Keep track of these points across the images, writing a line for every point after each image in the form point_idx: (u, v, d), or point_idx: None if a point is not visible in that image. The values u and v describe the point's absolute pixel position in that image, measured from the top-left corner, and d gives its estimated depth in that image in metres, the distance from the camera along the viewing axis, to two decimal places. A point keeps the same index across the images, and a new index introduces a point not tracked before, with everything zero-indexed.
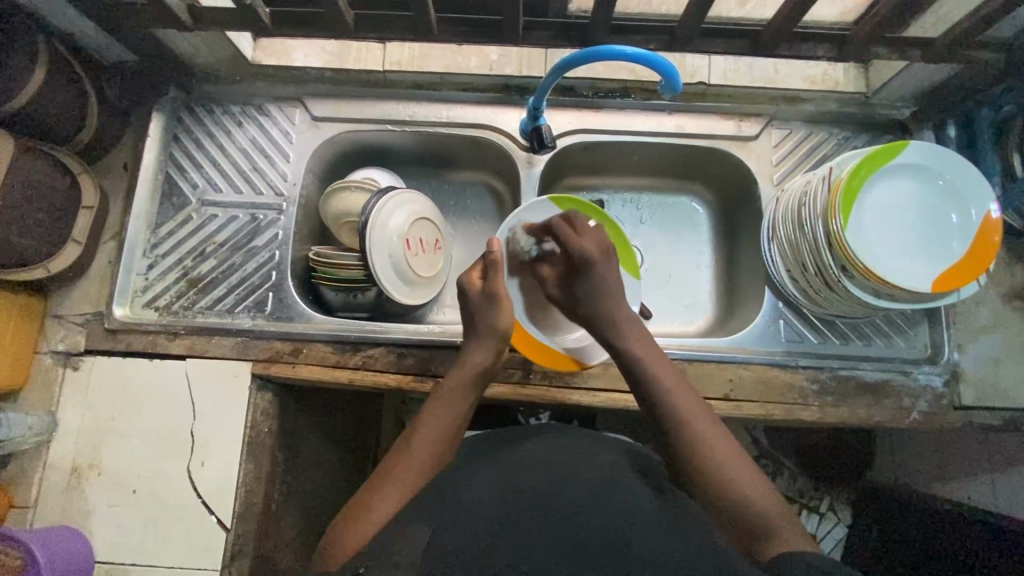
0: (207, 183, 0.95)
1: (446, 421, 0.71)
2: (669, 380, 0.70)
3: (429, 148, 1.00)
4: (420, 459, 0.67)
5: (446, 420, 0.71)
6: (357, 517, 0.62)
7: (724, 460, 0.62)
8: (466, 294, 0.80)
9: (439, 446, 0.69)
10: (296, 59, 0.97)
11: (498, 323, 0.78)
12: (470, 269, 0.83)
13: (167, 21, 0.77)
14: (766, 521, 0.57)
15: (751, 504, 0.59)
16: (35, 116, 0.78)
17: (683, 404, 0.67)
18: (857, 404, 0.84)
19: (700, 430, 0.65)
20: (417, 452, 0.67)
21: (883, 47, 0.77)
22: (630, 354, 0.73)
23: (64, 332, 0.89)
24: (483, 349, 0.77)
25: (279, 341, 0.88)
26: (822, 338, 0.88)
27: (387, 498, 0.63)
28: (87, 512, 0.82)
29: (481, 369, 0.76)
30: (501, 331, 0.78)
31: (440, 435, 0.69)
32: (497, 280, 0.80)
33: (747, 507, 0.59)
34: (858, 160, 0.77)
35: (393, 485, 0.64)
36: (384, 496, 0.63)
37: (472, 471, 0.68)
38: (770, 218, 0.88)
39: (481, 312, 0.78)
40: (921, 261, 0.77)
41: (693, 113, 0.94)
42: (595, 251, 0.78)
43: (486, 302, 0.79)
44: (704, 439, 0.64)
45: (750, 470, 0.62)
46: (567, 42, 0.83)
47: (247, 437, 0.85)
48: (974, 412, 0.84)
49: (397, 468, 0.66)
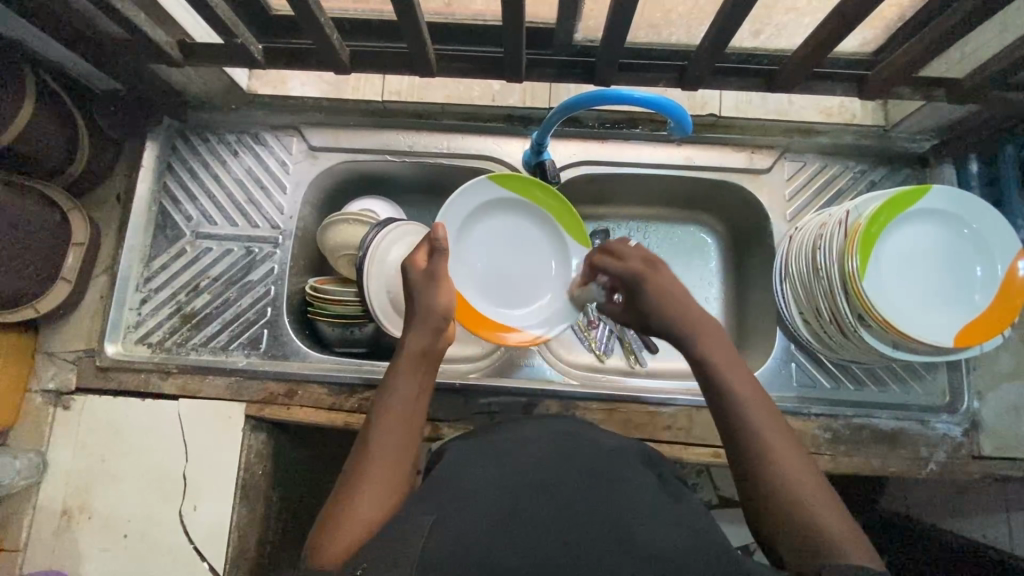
0: (202, 215, 0.92)
1: (403, 414, 0.63)
2: (730, 367, 0.61)
3: (428, 178, 0.97)
4: (389, 458, 0.60)
5: (404, 413, 0.63)
6: (334, 531, 0.54)
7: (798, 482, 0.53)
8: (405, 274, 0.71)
9: (406, 442, 0.62)
10: (293, 88, 0.93)
11: (433, 303, 0.69)
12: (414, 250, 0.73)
13: (156, 56, 0.75)
14: (827, 542, 0.49)
15: (812, 523, 0.50)
16: (21, 152, 0.76)
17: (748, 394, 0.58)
18: (871, 453, 0.82)
19: (772, 447, 0.55)
20: (380, 453, 0.60)
21: (906, 87, 0.73)
22: (706, 359, 0.61)
23: (55, 369, 0.87)
24: (423, 328, 0.68)
25: (274, 382, 0.86)
26: (835, 384, 0.85)
27: (363, 504, 0.55)
28: (76, 557, 0.81)
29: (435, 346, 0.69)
30: (437, 311, 0.68)
31: (404, 429, 0.62)
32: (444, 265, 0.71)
33: (812, 531, 0.50)
34: (878, 205, 0.73)
35: (368, 489, 0.57)
36: (360, 501, 0.56)
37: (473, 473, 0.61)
38: (782, 257, 0.84)
39: (420, 290, 0.69)
40: (942, 313, 0.74)
41: (703, 145, 0.90)
42: (644, 267, 0.68)
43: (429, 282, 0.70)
44: (777, 461, 0.54)
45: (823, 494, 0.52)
46: (572, 78, 0.80)
47: (240, 480, 0.82)
48: (995, 463, 0.81)
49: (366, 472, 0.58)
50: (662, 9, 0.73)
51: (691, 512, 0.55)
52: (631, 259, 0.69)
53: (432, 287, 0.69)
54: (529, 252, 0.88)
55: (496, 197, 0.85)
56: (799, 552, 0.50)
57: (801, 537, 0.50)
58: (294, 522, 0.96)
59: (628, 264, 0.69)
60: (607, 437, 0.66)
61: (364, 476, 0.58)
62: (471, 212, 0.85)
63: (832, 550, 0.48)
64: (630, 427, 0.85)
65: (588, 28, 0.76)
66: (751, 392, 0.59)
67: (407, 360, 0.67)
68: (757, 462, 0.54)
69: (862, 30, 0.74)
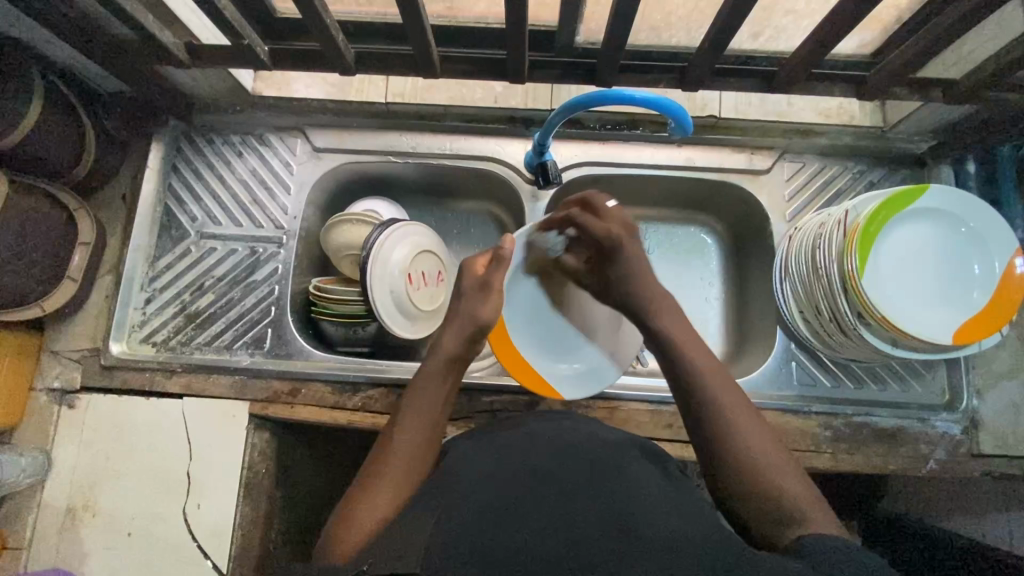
0: (206, 215, 0.93)
1: (426, 413, 0.64)
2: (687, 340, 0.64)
3: (431, 179, 0.98)
4: (408, 455, 0.61)
5: (428, 412, 0.64)
6: (348, 521, 0.55)
7: (763, 451, 0.55)
8: (462, 276, 0.75)
9: (427, 442, 0.63)
10: (297, 89, 0.94)
11: (479, 313, 0.71)
12: (476, 256, 0.77)
13: (164, 58, 0.76)
14: (792, 508, 0.51)
15: (774, 489, 0.52)
16: (28, 152, 0.77)
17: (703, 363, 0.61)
18: (871, 451, 0.82)
19: (736, 417, 0.57)
20: (400, 450, 0.61)
21: (903, 88, 0.74)
22: (665, 335, 0.64)
23: (60, 368, 0.87)
24: (458, 332, 0.70)
25: (277, 380, 0.87)
26: (835, 382, 0.86)
27: (378, 499, 0.57)
28: (80, 555, 0.81)
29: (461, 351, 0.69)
30: (480, 322, 0.70)
31: (425, 428, 0.63)
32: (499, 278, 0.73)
33: (778, 499, 0.52)
34: (876, 204, 0.74)
35: (383, 486, 0.58)
36: (376, 496, 0.57)
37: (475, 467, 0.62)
38: (782, 256, 0.85)
39: (468, 299, 0.72)
40: (939, 310, 0.75)
41: (703, 146, 0.91)
42: (619, 232, 0.73)
43: (478, 291, 0.73)
44: (738, 427, 0.56)
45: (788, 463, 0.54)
46: (574, 80, 0.81)
47: (244, 478, 0.83)
48: (994, 461, 0.82)
49: (385, 467, 0.60)
50: (663, 11, 0.74)
51: (694, 504, 0.55)
52: (613, 223, 0.73)
53: (479, 296, 0.72)
54: (578, 300, 0.88)
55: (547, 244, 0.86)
56: (762, 518, 0.52)
57: (769, 504, 0.52)
58: (297, 521, 0.97)
59: (606, 225, 0.73)
60: (609, 434, 0.67)
61: (382, 471, 0.59)
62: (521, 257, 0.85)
63: (797, 516, 0.51)
64: (632, 426, 0.85)
65: (590, 30, 0.77)
66: (712, 366, 0.61)
67: (438, 361, 0.68)
68: (722, 434, 0.56)
69: (860, 32, 0.75)
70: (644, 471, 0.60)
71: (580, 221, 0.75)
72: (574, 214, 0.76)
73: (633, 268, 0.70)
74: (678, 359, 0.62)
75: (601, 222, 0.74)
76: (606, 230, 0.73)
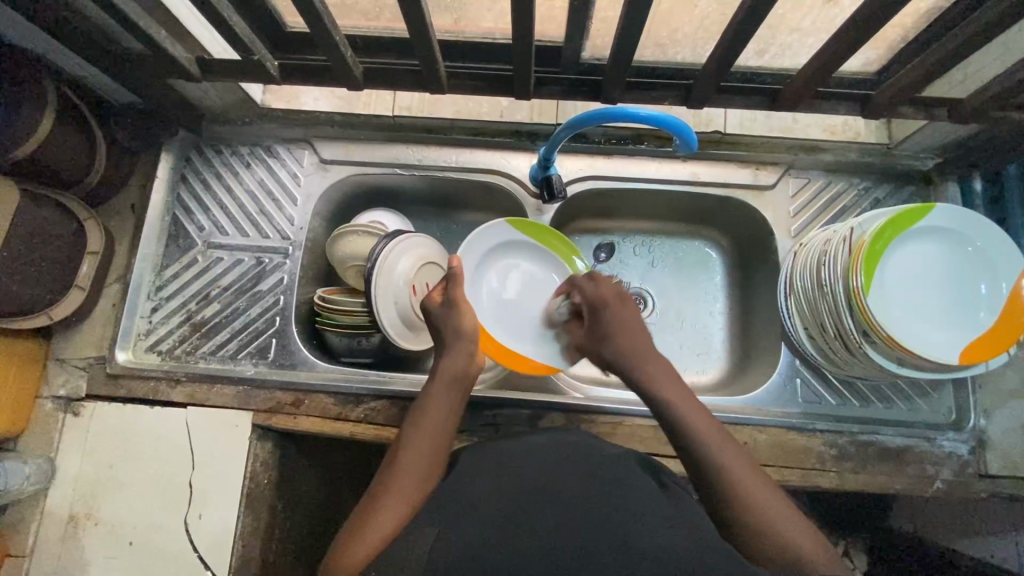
0: (213, 226, 0.94)
1: (433, 431, 0.65)
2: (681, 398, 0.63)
3: (437, 191, 0.99)
4: (415, 471, 0.61)
5: (436, 428, 0.65)
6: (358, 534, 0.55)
7: (762, 498, 0.55)
8: (427, 311, 0.77)
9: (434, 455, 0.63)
10: (306, 102, 0.96)
11: (463, 326, 0.74)
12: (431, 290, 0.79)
13: (175, 72, 0.77)
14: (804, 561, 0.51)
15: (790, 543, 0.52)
16: (41, 161, 0.77)
17: (697, 422, 0.60)
18: (877, 471, 0.82)
19: (736, 475, 0.56)
20: (408, 462, 0.62)
21: (910, 106, 0.75)
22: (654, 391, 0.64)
23: (66, 376, 0.88)
24: (459, 352, 0.72)
25: (281, 391, 0.87)
26: (841, 400, 0.85)
27: (387, 511, 0.57)
28: (81, 563, 0.81)
29: (460, 371, 0.70)
30: (467, 333, 0.73)
31: (435, 439, 0.64)
32: (459, 293, 0.76)
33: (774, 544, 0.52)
34: (882, 222, 0.74)
35: (389, 502, 0.58)
36: (383, 511, 0.57)
37: (477, 471, 0.61)
38: (787, 271, 0.84)
39: (446, 320, 0.74)
40: (947, 331, 0.75)
41: (707, 162, 0.92)
42: (611, 299, 0.74)
43: (450, 310, 0.75)
44: (743, 490, 0.55)
45: (781, 503, 0.55)
46: (580, 95, 0.82)
47: (246, 488, 0.83)
48: (1002, 482, 0.81)
49: (393, 480, 0.60)
50: (668, 28, 0.75)
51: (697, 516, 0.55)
52: (608, 290, 0.75)
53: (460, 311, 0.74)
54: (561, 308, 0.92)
55: (500, 247, 0.92)
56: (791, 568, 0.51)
57: (781, 561, 0.51)
58: (297, 533, 0.97)
59: (600, 291, 0.76)
60: (611, 450, 0.67)
61: (392, 483, 0.60)
62: (483, 263, 0.92)
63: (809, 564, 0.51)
64: (637, 441, 0.85)
65: (596, 47, 0.78)
66: (705, 424, 0.60)
67: (444, 378, 0.70)
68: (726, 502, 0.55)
69: (866, 50, 0.75)
70: (647, 486, 0.59)
71: (582, 287, 0.78)
72: (577, 282, 0.79)
73: (617, 322, 0.71)
74: (676, 425, 0.61)
75: (597, 286, 0.76)
76: (605, 292, 0.75)
